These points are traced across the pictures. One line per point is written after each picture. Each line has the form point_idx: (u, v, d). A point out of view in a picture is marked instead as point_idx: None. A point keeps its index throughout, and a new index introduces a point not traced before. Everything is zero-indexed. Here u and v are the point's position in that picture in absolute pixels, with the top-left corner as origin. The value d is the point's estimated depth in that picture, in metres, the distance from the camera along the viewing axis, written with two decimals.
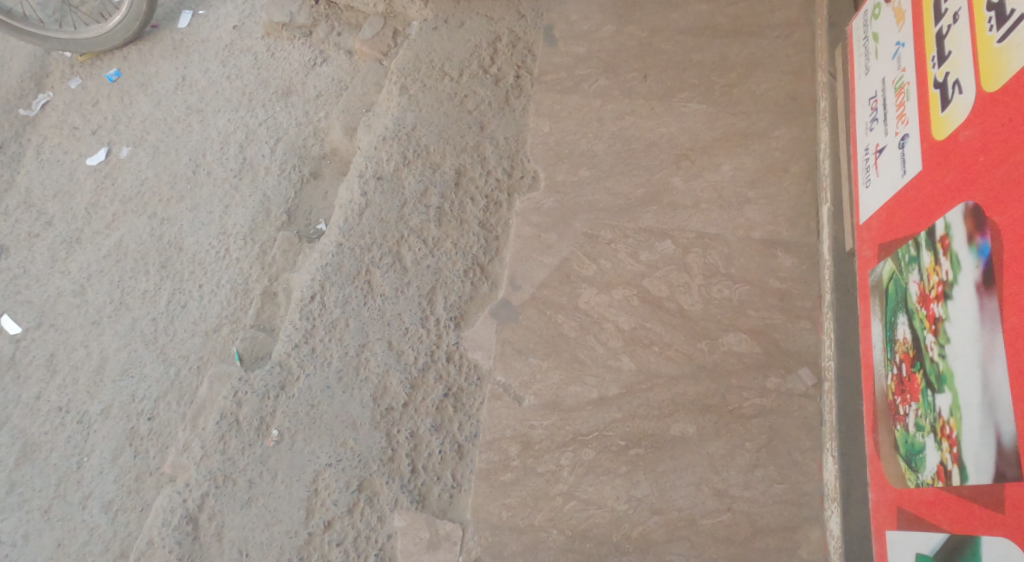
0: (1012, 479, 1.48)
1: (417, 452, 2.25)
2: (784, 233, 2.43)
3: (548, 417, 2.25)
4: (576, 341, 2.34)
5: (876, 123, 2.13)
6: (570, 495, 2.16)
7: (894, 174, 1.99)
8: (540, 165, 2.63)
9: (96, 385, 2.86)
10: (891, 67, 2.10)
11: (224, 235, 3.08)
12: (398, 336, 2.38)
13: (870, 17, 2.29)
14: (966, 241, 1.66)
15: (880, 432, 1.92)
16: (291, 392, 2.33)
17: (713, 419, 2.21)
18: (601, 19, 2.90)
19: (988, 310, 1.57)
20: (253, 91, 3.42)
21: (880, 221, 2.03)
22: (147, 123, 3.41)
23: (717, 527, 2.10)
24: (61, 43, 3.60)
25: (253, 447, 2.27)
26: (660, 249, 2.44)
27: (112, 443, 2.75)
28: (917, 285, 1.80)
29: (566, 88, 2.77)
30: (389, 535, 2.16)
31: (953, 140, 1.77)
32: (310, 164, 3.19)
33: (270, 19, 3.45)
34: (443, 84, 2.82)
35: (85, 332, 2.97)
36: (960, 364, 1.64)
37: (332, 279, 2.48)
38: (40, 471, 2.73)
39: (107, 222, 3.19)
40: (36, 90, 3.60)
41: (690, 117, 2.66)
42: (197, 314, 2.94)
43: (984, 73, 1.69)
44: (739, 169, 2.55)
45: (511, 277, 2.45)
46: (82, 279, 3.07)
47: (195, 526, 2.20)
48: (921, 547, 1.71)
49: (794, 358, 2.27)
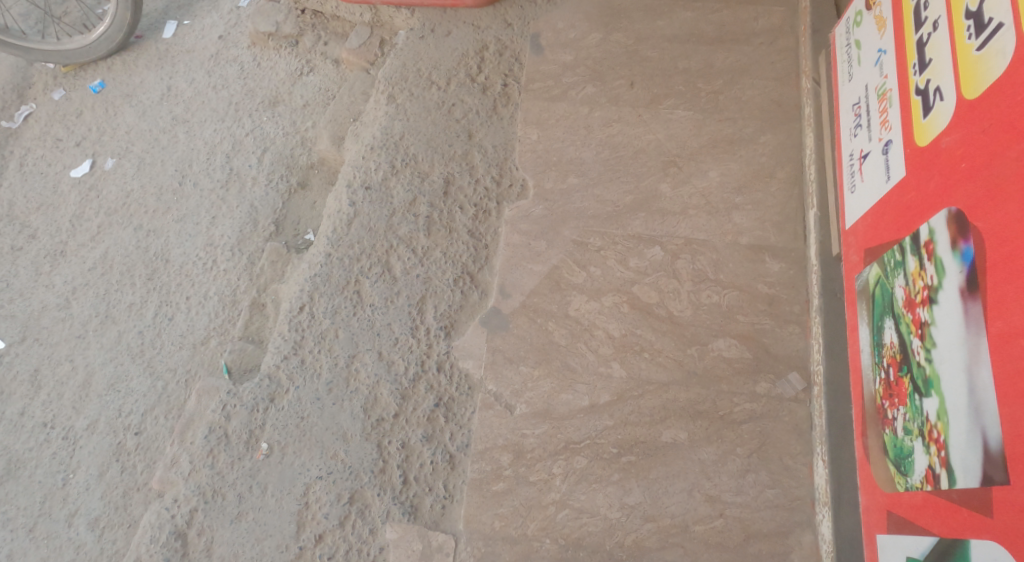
0: (999, 483, 1.49)
1: (409, 463, 2.23)
2: (772, 239, 2.44)
3: (540, 425, 2.24)
4: (567, 349, 2.33)
5: (860, 128, 2.15)
6: (562, 504, 2.15)
7: (878, 180, 2.01)
8: (528, 173, 2.63)
9: (82, 400, 2.82)
10: (873, 74, 2.12)
11: (210, 247, 3.05)
12: (389, 346, 2.37)
13: (851, 24, 2.32)
14: (949, 245, 1.67)
15: (869, 436, 1.92)
16: (280, 404, 2.31)
17: (704, 426, 2.21)
18: (588, 27, 2.91)
19: (973, 314, 1.58)
20: (240, 101, 3.40)
21: (866, 225, 2.04)
22: (133, 134, 3.38)
23: (710, 533, 2.10)
24: (44, 54, 3.56)
25: (242, 461, 2.24)
26: (649, 256, 2.45)
27: (98, 459, 2.71)
28: (902, 290, 1.81)
29: (554, 96, 2.78)
30: (381, 547, 2.13)
31: (935, 145, 1.79)
32: (298, 174, 3.17)
33: (257, 29, 3.43)
34: (431, 93, 2.82)
35: (71, 346, 2.93)
36: (946, 368, 1.65)
37: (321, 289, 2.46)
38: (24, 489, 2.69)
39: (92, 234, 3.15)
40: (18, 102, 3.57)
41: (677, 124, 2.67)
42: (185, 326, 2.91)
43: (965, 79, 1.71)
44: (726, 175, 2.56)
45: (501, 285, 2.45)
46: (67, 292, 3.04)
47: (184, 542, 2.17)
48: (911, 550, 1.71)
49: (783, 363, 2.27)
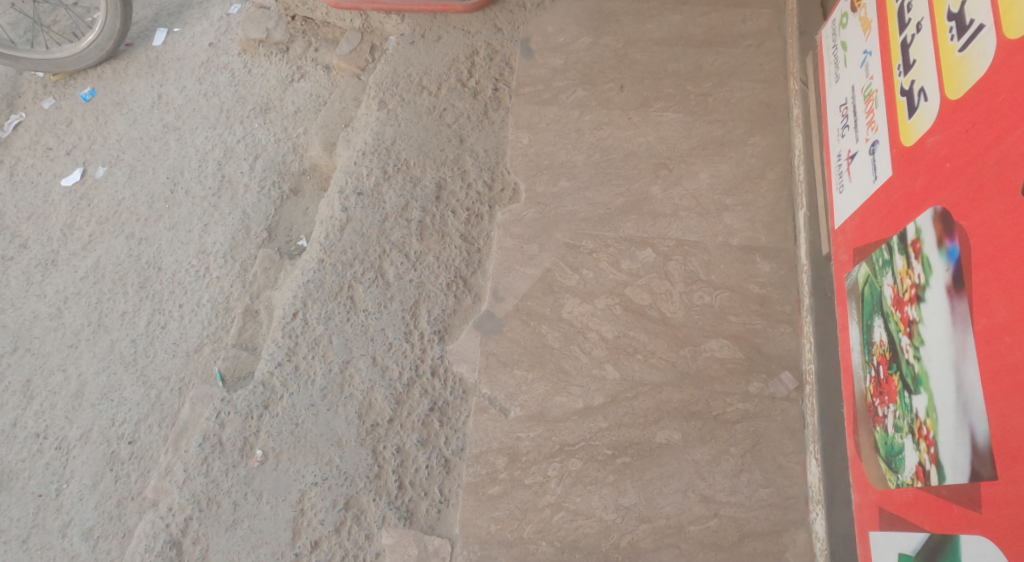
0: (987, 478, 1.51)
1: (404, 468, 2.23)
2: (762, 239, 2.46)
3: (535, 428, 2.25)
4: (560, 351, 2.34)
5: (847, 129, 2.17)
6: (558, 506, 2.16)
7: (865, 179, 2.03)
8: (520, 176, 2.64)
9: (74, 410, 2.81)
10: (859, 75, 2.14)
11: (203, 254, 3.04)
12: (382, 352, 2.37)
13: (838, 26, 2.34)
14: (935, 244, 1.69)
15: (861, 434, 1.94)
16: (274, 411, 2.30)
17: (697, 426, 2.23)
18: (577, 31, 2.93)
19: (959, 312, 1.60)
20: (231, 108, 3.39)
21: (854, 225, 2.06)
22: (123, 142, 3.37)
23: (705, 533, 2.11)
24: (33, 63, 3.54)
25: (237, 468, 2.24)
26: (641, 258, 2.46)
27: (92, 469, 2.70)
28: (891, 289, 1.83)
29: (544, 99, 2.79)
30: (377, 553, 2.14)
31: (920, 145, 1.81)
32: (290, 181, 3.17)
33: (247, 36, 3.42)
34: (422, 98, 2.83)
35: (63, 355, 2.91)
36: (934, 365, 1.66)
37: (314, 296, 2.46)
38: (17, 500, 2.67)
39: (83, 243, 3.14)
40: (8, 111, 3.55)
41: (667, 127, 2.68)
42: (178, 334, 2.90)
43: (947, 80, 1.73)
44: (716, 177, 2.57)
45: (495, 289, 2.45)
46: (59, 302, 3.02)
47: (179, 551, 2.16)
48: (903, 547, 1.73)
49: (775, 362, 2.29)
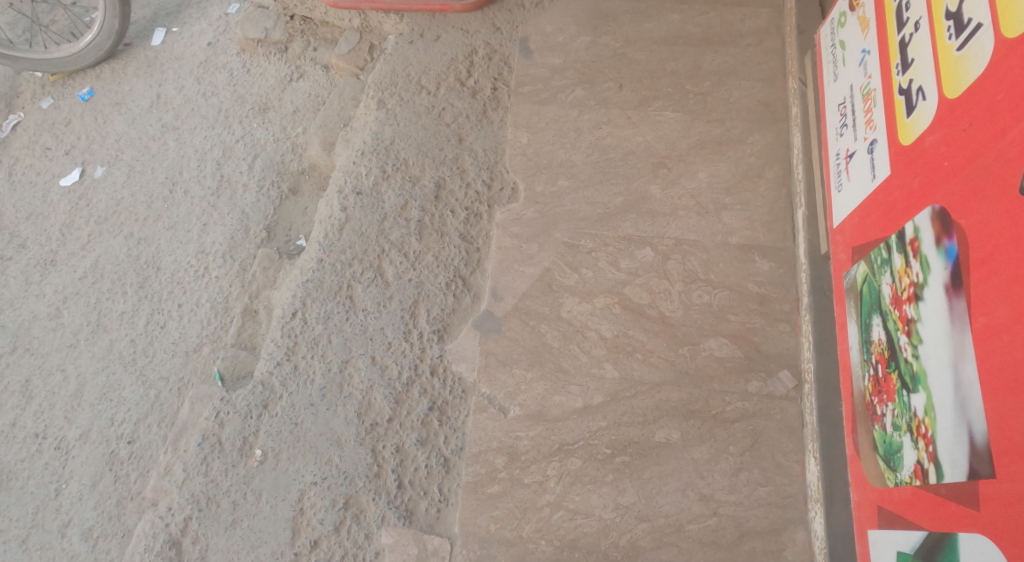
0: (985, 477, 1.51)
1: (403, 467, 2.23)
2: (761, 238, 2.46)
3: (534, 427, 2.25)
4: (560, 351, 2.34)
5: (846, 128, 2.17)
6: (558, 505, 2.16)
7: (864, 178, 2.03)
8: (519, 175, 2.64)
9: (73, 410, 2.81)
10: (857, 74, 2.14)
11: (202, 254, 3.04)
12: (382, 351, 2.37)
13: (836, 25, 2.34)
14: (934, 243, 1.69)
15: (859, 433, 1.94)
16: (273, 411, 2.31)
17: (696, 425, 2.23)
18: (576, 31, 2.93)
19: (957, 311, 1.61)
20: (230, 108, 3.39)
21: (853, 224, 2.06)
22: (122, 141, 3.37)
23: (704, 532, 2.11)
24: (31, 63, 3.54)
25: (236, 468, 2.24)
26: (640, 257, 2.46)
27: (91, 469, 2.70)
28: (889, 288, 1.83)
29: (543, 99, 2.79)
30: (376, 552, 2.14)
31: (918, 144, 1.81)
32: (289, 181, 3.17)
33: (246, 36, 3.42)
34: (421, 98, 2.83)
35: (62, 355, 2.91)
36: (932, 364, 1.67)
37: (313, 295, 2.46)
38: (16, 500, 2.67)
39: (82, 243, 3.14)
40: (7, 111, 3.55)
41: (666, 126, 2.68)
42: (177, 334, 2.90)
43: (945, 79, 1.73)
44: (715, 176, 2.57)
45: (494, 289, 2.45)
46: (58, 302, 3.02)
47: (179, 551, 2.16)
48: (901, 546, 1.73)
49: (774, 361, 2.29)
